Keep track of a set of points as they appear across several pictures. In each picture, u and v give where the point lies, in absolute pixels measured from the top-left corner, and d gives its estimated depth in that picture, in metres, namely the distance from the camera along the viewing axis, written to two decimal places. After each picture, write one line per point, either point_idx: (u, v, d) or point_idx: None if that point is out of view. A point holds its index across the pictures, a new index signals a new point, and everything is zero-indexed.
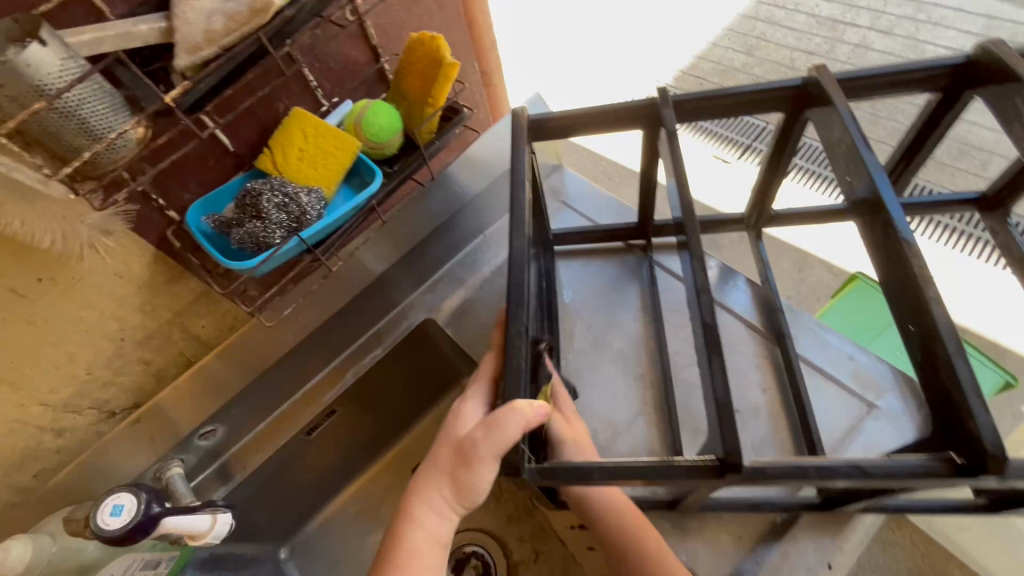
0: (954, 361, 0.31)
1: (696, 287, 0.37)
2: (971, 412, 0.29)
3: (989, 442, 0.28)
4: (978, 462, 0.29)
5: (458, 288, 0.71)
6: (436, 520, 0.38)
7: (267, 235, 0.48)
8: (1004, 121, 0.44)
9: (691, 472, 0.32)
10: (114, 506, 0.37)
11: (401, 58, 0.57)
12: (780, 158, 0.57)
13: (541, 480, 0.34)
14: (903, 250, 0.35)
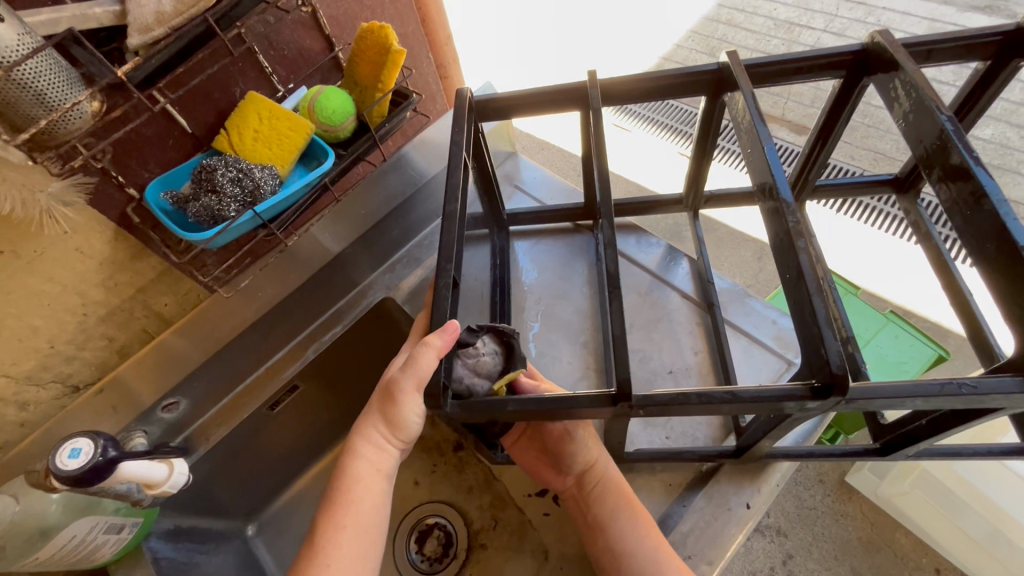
0: (814, 300, 0.36)
1: (604, 243, 0.44)
2: (824, 342, 0.34)
3: (833, 364, 0.34)
4: (828, 384, 0.34)
5: (415, 267, 0.75)
6: (376, 452, 0.47)
7: (222, 208, 0.51)
8: (892, 105, 0.49)
9: (590, 403, 0.38)
10: (72, 449, 0.39)
11: (353, 47, 0.61)
12: (706, 139, 0.61)
13: (462, 413, 0.40)
14: (782, 208, 0.41)
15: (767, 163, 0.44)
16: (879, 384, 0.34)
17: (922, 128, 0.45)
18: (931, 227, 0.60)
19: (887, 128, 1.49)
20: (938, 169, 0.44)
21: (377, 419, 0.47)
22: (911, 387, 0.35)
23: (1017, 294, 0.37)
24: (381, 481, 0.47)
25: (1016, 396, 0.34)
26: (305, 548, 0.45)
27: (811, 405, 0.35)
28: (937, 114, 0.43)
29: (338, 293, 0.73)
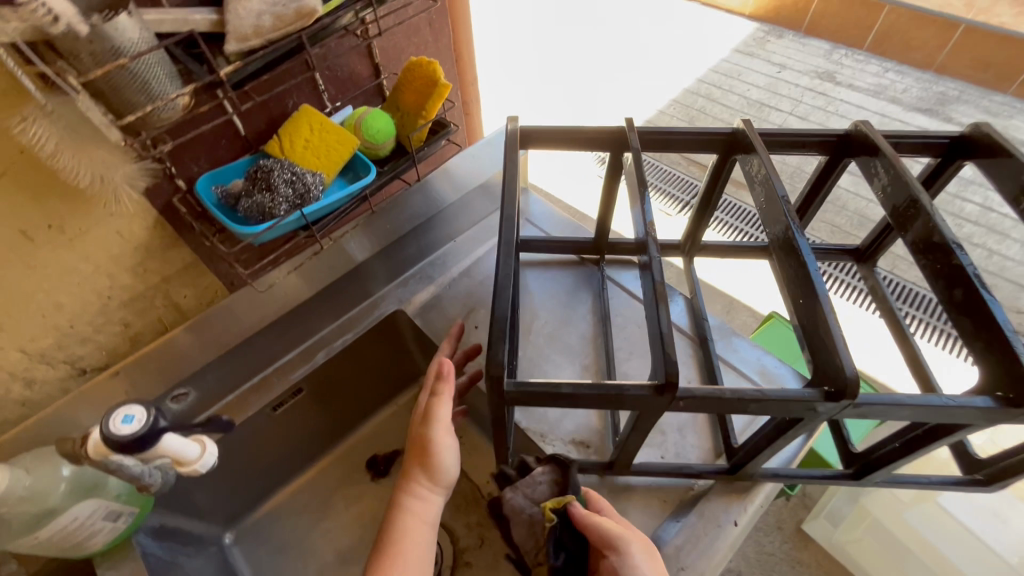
0: (827, 317, 0.43)
1: (647, 264, 0.51)
2: (837, 352, 0.41)
3: (847, 370, 0.40)
4: (840, 389, 0.41)
5: (427, 284, 0.79)
6: (420, 503, 0.52)
7: (274, 207, 0.54)
8: (871, 181, 0.58)
9: (643, 393, 0.43)
10: (127, 418, 0.40)
11: (400, 76, 0.66)
12: (710, 193, 0.69)
13: (517, 393, 0.43)
14: (792, 248, 0.48)
15: (778, 215, 0.51)
16: (883, 392, 0.41)
17: (896, 198, 0.54)
18: (887, 293, 0.67)
19: (842, 205, 1.65)
20: (913, 236, 0.52)
21: (417, 470, 0.53)
22: (903, 397, 0.42)
23: (979, 336, 0.44)
24: (422, 532, 0.52)
25: (981, 413, 0.41)
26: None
27: (826, 408, 0.41)
28: (914, 191, 0.52)
29: (351, 302, 0.75)
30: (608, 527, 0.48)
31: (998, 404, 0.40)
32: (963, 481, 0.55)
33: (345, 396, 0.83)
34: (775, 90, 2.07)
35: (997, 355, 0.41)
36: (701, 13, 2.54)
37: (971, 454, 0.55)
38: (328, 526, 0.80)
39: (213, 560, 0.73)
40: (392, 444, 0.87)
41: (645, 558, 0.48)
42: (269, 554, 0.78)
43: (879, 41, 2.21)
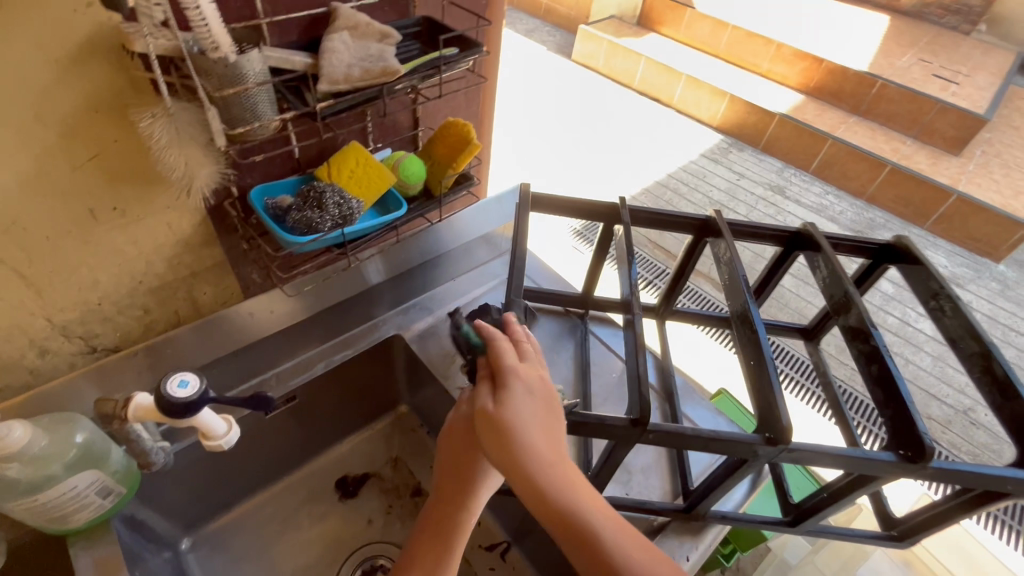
0: (771, 376, 0.52)
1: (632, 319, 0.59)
2: (778, 405, 0.50)
3: (783, 422, 0.49)
4: (777, 436, 0.49)
5: (426, 314, 0.84)
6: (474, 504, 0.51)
7: (319, 223, 0.60)
8: (817, 276, 0.70)
9: (620, 424, 0.50)
10: (181, 382, 0.44)
11: (436, 132, 0.76)
12: (684, 268, 0.80)
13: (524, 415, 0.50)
14: (752, 321, 0.58)
15: (742, 291, 0.62)
16: (810, 443, 0.51)
17: (835, 290, 0.66)
18: (829, 372, 0.75)
19: (785, 302, 1.85)
20: (849, 323, 0.63)
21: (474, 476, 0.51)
22: (830, 448, 0.51)
23: (890, 405, 0.54)
24: (456, 539, 0.50)
25: (887, 466, 0.50)
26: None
27: (766, 451, 0.50)
28: (847, 288, 0.64)
29: (354, 321, 0.80)
30: (502, 361, 0.51)
31: (900, 458, 0.50)
32: (880, 535, 0.64)
33: (328, 413, 0.86)
34: (733, 195, 2.33)
35: (904, 419, 0.52)
36: (674, 119, 2.87)
37: (890, 513, 0.65)
38: (288, 541, 0.81)
39: (170, 564, 0.72)
40: (363, 466, 0.90)
41: (520, 400, 0.49)
42: (224, 565, 0.77)
43: (821, 167, 2.56)
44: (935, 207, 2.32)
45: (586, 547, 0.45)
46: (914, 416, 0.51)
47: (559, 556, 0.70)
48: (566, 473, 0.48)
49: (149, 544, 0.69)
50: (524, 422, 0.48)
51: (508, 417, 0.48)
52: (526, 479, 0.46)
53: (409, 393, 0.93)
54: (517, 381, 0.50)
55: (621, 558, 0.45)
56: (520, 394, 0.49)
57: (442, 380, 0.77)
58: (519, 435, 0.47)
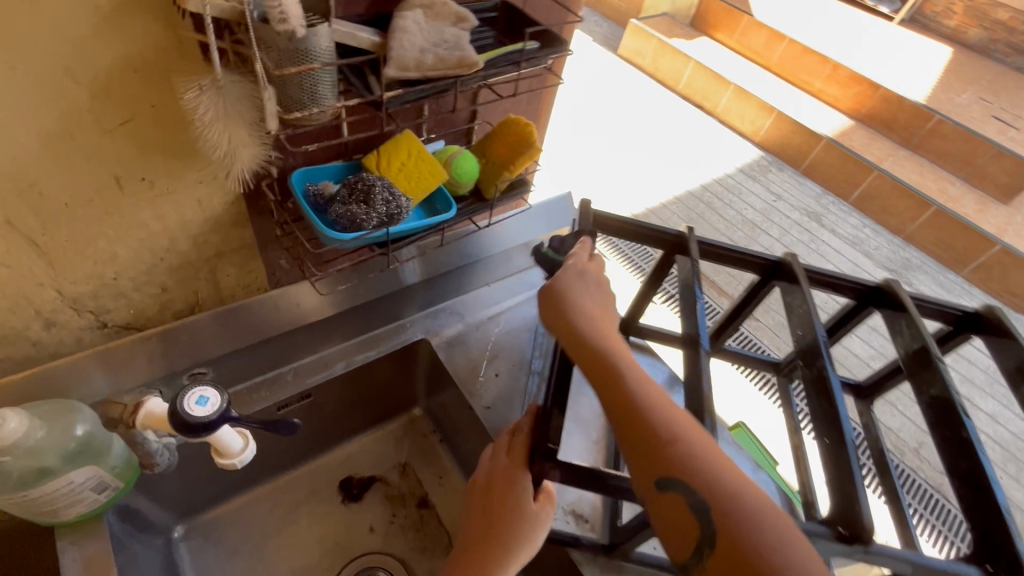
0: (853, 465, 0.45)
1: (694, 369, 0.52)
2: (859, 499, 0.44)
3: (866, 525, 0.43)
4: (854, 534, 0.43)
5: (456, 320, 0.79)
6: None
7: (364, 220, 0.55)
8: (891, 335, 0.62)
9: None
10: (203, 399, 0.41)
11: (494, 129, 0.69)
12: (744, 308, 0.72)
13: (570, 475, 0.44)
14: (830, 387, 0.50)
15: (818, 348, 0.54)
16: (891, 548, 0.44)
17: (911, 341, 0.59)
18: (882, 437, 0.66)
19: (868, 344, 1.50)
20: (931, 391, 0.55)
21: (503, 543, 0.45)
22: (907, 553, 0.45)
23: (977, 506, 0.48)
24: None
25: None
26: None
27: (836, 548, 0.44)
28: (931, 346, 0.57)
29: (380, 319, 0.74)
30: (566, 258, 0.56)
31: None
32: None
33: (340, 409, 0.81)
34: (766, 216, 2.20)
35: (991, 526, 0.46)
36: (715, 129, 2.76)
37: None
38: (284, 541, 0.76)
39: (160, 553, 0.68)
40: (370, 469, 0.85)
41: (571, 272, 0.54)
42: (216, 558, 0.73)
43: (863, 199, 2.46)
44: (976, 255, 2.23)
45: (611, 384, 0.45)
46: (1013, 530, 0.45)
47: None
48: (608, 330, 0.50)
49: (141, 533, 0.65)
50: (573, 283, 0.53)
51: (560, 281, 0.53)
52: (567, 323, 0.50)
53: (426, 397, 0.88)
54: (575, 268, 0.55)
55: (640, 397, 0.44)
56: (570, 270, 0.54)
57: (466, 395, 0.71)
58: (568, 294, 0.52)
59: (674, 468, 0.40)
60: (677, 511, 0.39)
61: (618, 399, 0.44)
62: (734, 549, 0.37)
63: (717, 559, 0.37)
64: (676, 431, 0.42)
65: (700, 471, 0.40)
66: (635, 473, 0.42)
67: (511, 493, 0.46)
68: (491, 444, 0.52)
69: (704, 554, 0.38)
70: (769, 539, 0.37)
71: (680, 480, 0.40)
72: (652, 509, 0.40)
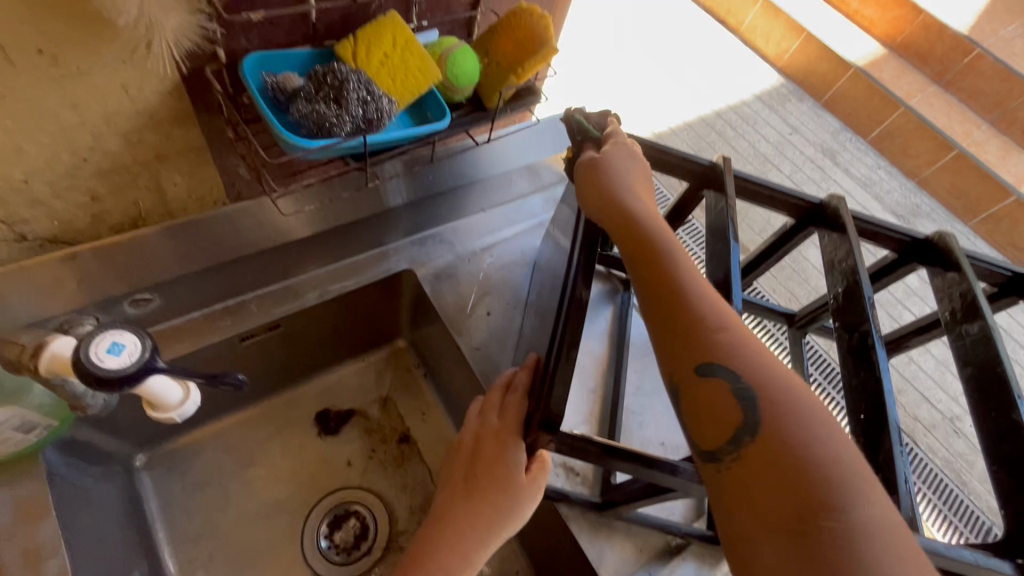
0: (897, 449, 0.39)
1: None
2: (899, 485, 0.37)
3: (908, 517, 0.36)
4: None
5: (446, 250, 0.71)
6: (474, 545, 0.40)
7: (335, 124, 0.44)
8: (936, 298, 0.53)
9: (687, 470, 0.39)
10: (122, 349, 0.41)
11: (500, 21, 0.56)
12: (771, 254, 0.63)
13: (569, 444, 0.39)
14: (874, 357, 0.42)
15: (864, 314, 0.45)
16: (940, 543, 0.37)
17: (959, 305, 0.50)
18: None
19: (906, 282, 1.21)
20: (971, 365, 0.46)
21: (483, 509, 0.41)
22: (962, 554, 0.37)
23: None
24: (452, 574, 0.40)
25: None
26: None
27: None
28: (986, 307, 0.48)
29: (360, 243, 0.65)
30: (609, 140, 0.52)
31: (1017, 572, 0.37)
32: None
33: (316, 339, 0.74)
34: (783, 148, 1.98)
35: None
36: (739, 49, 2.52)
37: None
38: (255, 472, 0.72)
39: (120, 482, 0.64)
40: (348, 402, 0.79)
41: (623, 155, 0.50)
42: (182, 488, 0.69)
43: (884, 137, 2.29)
44: (988, 205, 2.06)
45: (655, 264, 0.42)
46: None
47: (552, 556, 0.63)
48: (658, 215, 0.46)
49: (96, 465, 0.60)
50: (621, 163, 0.50)
51: (608, 160, 0.49)
52: (612, 198, 0.46)
53: (412, 330, 0.81)
54: (624, 150, 0.51)
55: (688, 278, 0.40)
56: (624, 154, 0.50)
57: (455, 335, 0.65)
58: (617, 173, 0.48)
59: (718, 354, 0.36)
60: (716, 397, 0.35)
61: (663, 278, 0.41)
62: (777, 442, 0.33)
63: (758, 450, 0.33)
64: (723, 321, 0.38)
65: (745, 357, 0.36)
66: (667, 352, 0.38)
67: (499, 461, 0.42)
68: (480, 401, 0.47)
69: (741, 443, 0.33)
70: (820, 437, 0.33)
71: (724, 364, 0.36)
72: (684, 395, 0.36)
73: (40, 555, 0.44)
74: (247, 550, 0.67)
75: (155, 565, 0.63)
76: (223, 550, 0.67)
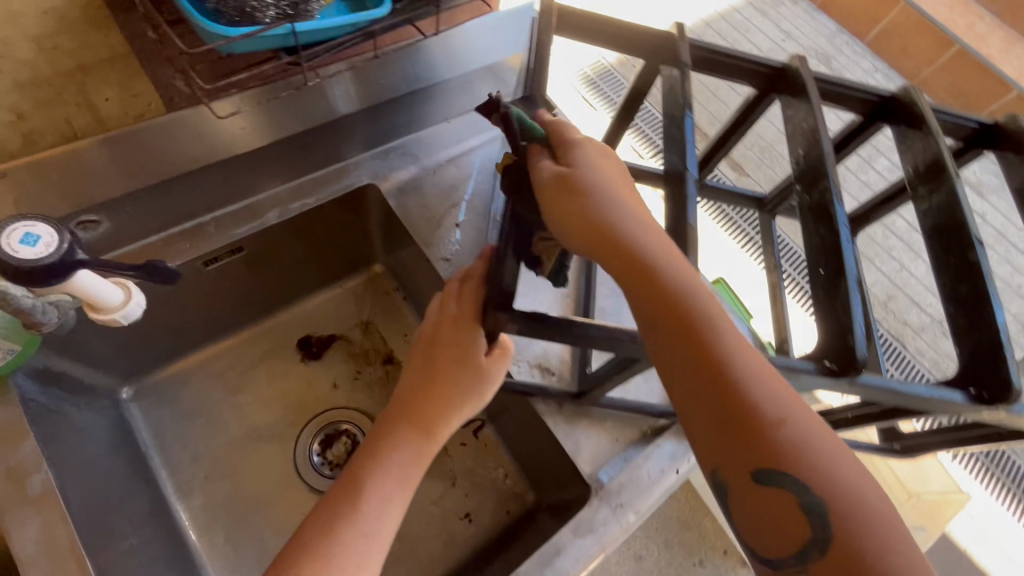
0: (850, 292, 0.39)
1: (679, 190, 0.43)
2: (851, 329, 0.38)
3: (859, 354, 0.37)
4: (842, 364, 0.38)
5: (409, 163, 0.68)
6: (434, 419, 0.43)
7: (256, 11, 0.43)
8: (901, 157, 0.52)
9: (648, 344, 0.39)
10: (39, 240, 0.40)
11: None
12: (739, 127, 0.62)
13: (525, 319, 0.37)
14: (831, 211, 0.42)
15: (824, 172, 0.44)
16: (889, 381, 0.40)
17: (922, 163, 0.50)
18: None
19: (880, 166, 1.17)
20: (931, 220, 0.48)
21: (443, 391, 0.43)
22: (899, 385, 0.40)
23: (970, 335, 0.43)
24: (416, 450, 0.43)
25: (956, 406, 0.41)
26: (347, 503, 0.40)
27: (822, 382, 0.39)
28: (948, 160, 0.47)
29: (319, 160, 0.64)
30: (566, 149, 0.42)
31: (969, 400, 0.41)
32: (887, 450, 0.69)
33: (288, 265, 0.72)
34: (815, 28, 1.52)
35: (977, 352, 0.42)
36: None
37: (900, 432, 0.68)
38: (243, 399, 0.73)
39: (108, 413, 0.65)
40: (329, 327, 0.80)
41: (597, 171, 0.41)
42: (172, 417, 0.71)
43: None
44: None
45: (689, 346, 0.37)
46: (1007, 352, 0.40)
47: (536, 451, 0.66)
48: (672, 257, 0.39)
49: (78, 396, 0.61)
50: (599, 185, 0.40)
51: (584, 188, 0.40)
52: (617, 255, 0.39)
53: (387, 254, 0.79)
54: (591, 163, 0.42)
55: (732, 363, 0.36)
56: (593, 166, 0.41)
57: (423, 247, 0.64)
58: (604, 208, 0.40)
59: (777, 457, 0.34)
60: (777, 503, 0.34)
61: (702, 365, 0.36)
62: (849, 548, 0.32)
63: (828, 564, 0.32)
64: (778, 410, 0.35)
65: (806, 457, 0.34)
66: (718, 453, 0.35)
67: (462, 342, 0.42)
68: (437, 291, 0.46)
69: (810, 556, 0.33)
70: (882, 530, 0.33)
71: (783, 471, 0.34)
72: (732, 495, 0.35)
73: (24, 473, 0.48)
74: (242, 471, 0.70)
75: (153, 486, 0.66)
76: (219, 472, 0.69)
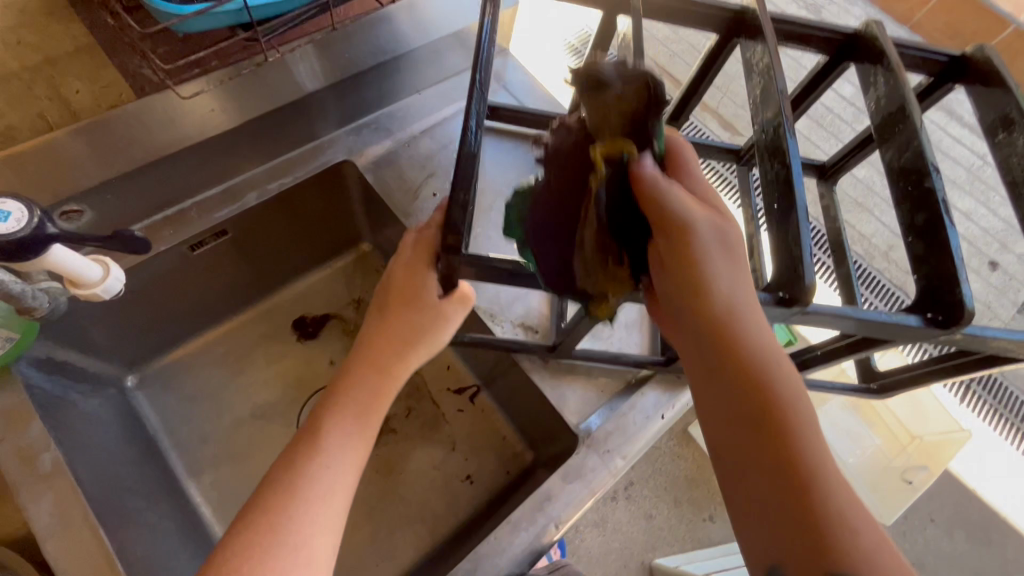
0: (800, 224, 0.40)
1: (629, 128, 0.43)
2: (800, 261, 0.39)
3: (806, 281, 0.38)
4: (791, 295, 0.40)
5: (383, 137, 0.69)
6: (392, 360, 0.45)
7: None
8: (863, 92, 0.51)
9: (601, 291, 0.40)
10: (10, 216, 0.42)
11: None
12: (705, 75, 0.61)
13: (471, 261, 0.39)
14: (783, 144, 0.43)
15: (776, 107, 0.44)
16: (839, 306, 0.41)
17: (886, 105, 0.49)
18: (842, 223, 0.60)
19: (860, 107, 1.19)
20: (891, 152, 0.47)
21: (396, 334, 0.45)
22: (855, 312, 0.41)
23: (925, 262, 0.43)
24: (374, 392, 0.45)
25: (911, 331, 0.42)
26: (309, 440, 0.43)
27: (775, 313, 0.41)
28: (910, 103, 0.46)
29: (292, 140, 0.65)
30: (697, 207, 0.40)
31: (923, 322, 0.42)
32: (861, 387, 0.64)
33: (276, 248, 0.74)
34: None
35: (931, 277, 0.43)
36: None
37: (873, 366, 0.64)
38: (243, 381, 0.76)
39: (114, 401, 0.68)
40: (322, 307, 0.81)
41: (717, 254, 0.39)
42: (177, 402, 0.73)
43: None
44: None
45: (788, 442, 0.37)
46: (959, 274, 0.41)
47: (529, 410, 0.68)
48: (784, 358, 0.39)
49: (83, 383, 0.64)
50: (736, 270, 0.40)
51: (717, 264, 0.39)
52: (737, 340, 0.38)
53: (373, 233, 0.80)
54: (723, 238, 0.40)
55: (823, 466, 0.36)
56: (725, 241, 0.40)
57: (402, 218, 0.65)
58: (733, 291, 0.39)
59: (835, 552, 0.34)
60: None
61: (796, 464, 0.36)
62: None
63: None
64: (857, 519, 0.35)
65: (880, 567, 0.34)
66: (793, 549, 0.35)
67: (415, 282, 0.44)
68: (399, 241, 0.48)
69: None
70: None
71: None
72: None
73: (33, 453, 0.51)
74: (247, 448, 0.72)
75: (163, 465, 0.69)
76: (225, 450, 0.72)
